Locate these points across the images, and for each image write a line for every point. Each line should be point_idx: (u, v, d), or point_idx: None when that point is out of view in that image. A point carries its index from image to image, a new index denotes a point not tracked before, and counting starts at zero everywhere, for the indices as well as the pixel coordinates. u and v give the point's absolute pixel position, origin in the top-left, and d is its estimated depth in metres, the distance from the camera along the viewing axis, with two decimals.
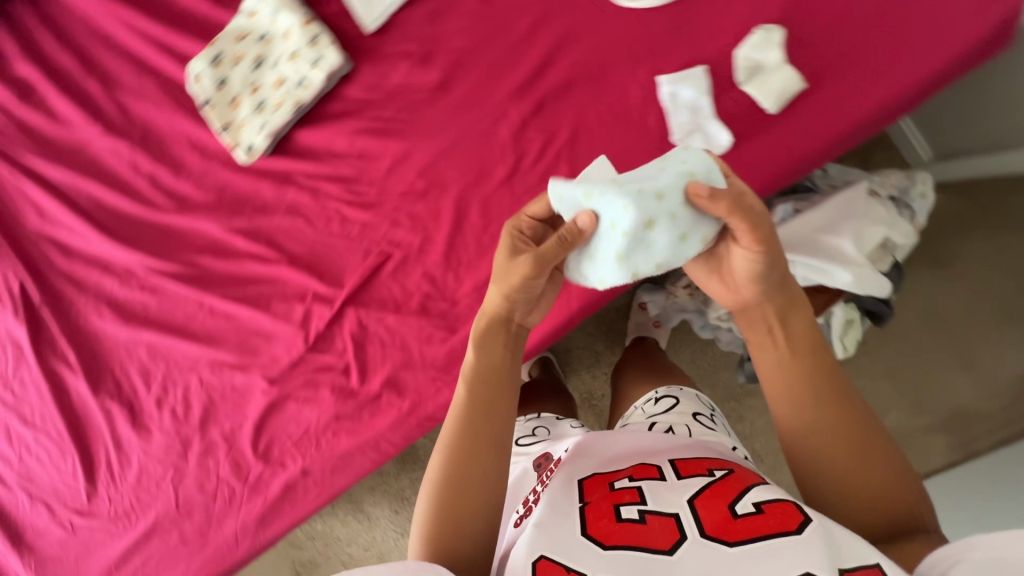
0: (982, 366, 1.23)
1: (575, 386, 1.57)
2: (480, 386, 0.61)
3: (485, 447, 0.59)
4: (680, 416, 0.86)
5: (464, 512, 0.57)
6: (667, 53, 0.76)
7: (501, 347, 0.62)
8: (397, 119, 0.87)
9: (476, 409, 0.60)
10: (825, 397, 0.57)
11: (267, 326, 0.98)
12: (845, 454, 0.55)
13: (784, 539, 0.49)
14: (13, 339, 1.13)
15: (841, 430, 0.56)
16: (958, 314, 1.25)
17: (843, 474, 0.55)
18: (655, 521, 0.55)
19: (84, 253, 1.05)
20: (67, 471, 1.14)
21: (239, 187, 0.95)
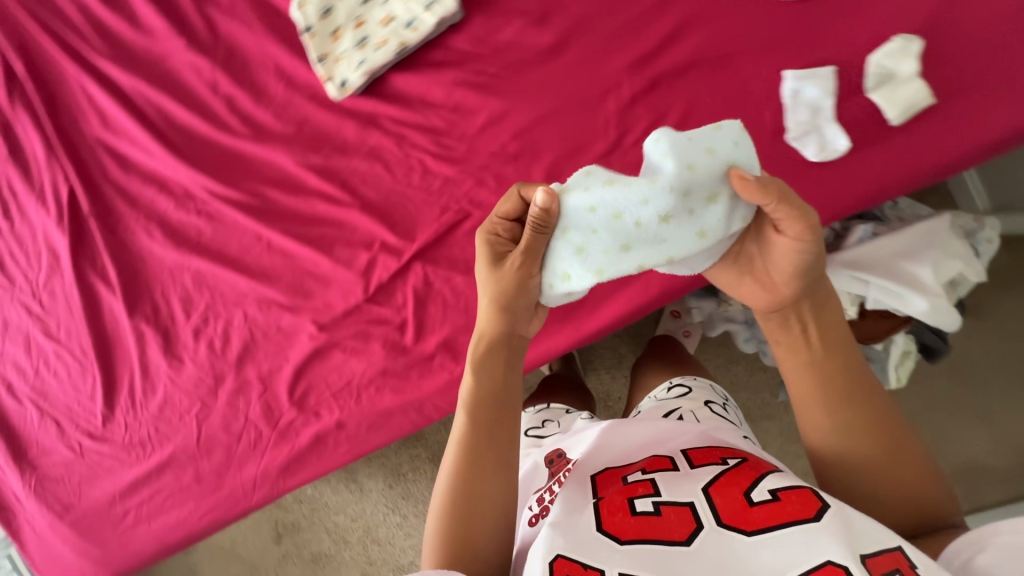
0: (999, 423, 1.21)
1: (593, 384, 1.55)
2: (481, 400, 0.62)
3: (487, 459, 0.60)
4: (690, 403, 0.84)
5: (469, 528, 0.58)
6: (794, 50, 0.75)
7: (500, 365, 0.62)
8: (502, 77, 0.85)
9: (477, 429, 0.61)
10: (861, 399, 0.56)
11: (326, 269, 0.95)
12: (880, 455, 0.55)
13: (802, 527, 0.49)
14: (51, 247, 1.09)
15: (876, 431, 0.55)
16: (983, 367, 1.24)
17: (879, 476, 0.55)
18: (670, 514, 0.54)
19: (144, 170, 1.02)
20: (83, 392, 1.10)
21: (322, 123, 0.93)
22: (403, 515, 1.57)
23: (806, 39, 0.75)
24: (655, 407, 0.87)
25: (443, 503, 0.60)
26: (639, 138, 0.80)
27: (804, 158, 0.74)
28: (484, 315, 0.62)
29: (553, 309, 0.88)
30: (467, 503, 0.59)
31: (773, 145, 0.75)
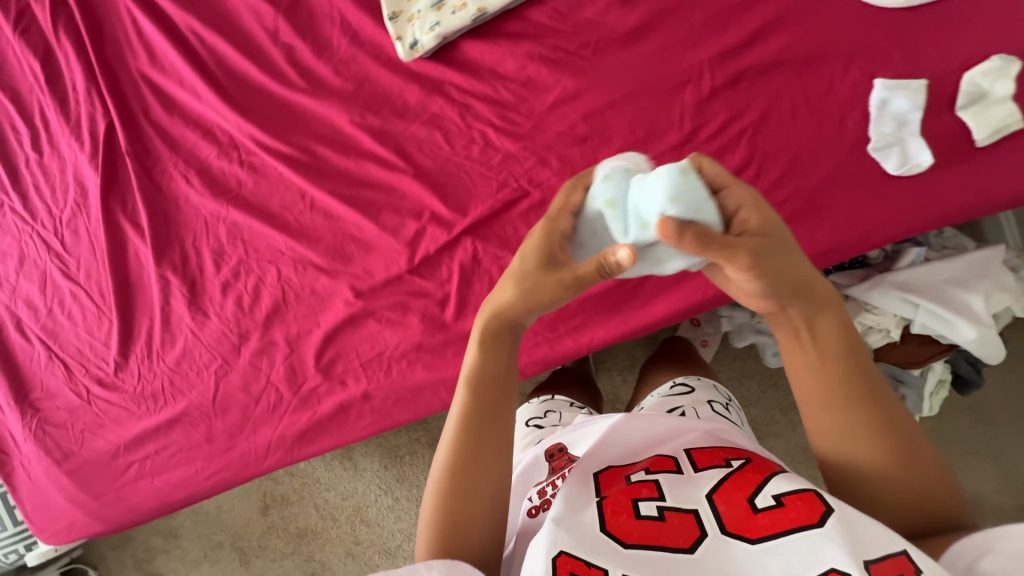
0: (1011, 463, 1.17)
1: (603, 384, 1.45)
2: (481, 386, 0.58)
3: (480, 455, 0.57)
4: (691, 401, 0.84)
5: (463, 518, 0.56)
6: (885, 60, 0.73)
7: (504, 352, 0.58)
8: (578, 55, 0.83)
9: (473, 413, 0.58)
10: (864, 404, 0.51)
11: (371, 235, 0.92)
12: (883, 463, 0.50)
13: (806, 534, 0.46)
14: (80, 184, 1.05)
15: (880, 436, 0.51)
16: (1001, 407, 1.19)
17: (884, 485, 0.51)
18: (675, 520, 0.51)
19: (186, 112, 1.00)
20: (97, 336, 1.04)
21: (383, 85, 0.91)
22: (395, 498, 1.47)
23: (899, 50, 0.73)
24: (658, 404, 0.87)
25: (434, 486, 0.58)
26: (714, 133, 0.78)
27: (883, 171, 0.73)
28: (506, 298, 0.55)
29: (603, 299, 0.85)
30: (459, 491, 0.56)
31: (851, 155, 0.74)
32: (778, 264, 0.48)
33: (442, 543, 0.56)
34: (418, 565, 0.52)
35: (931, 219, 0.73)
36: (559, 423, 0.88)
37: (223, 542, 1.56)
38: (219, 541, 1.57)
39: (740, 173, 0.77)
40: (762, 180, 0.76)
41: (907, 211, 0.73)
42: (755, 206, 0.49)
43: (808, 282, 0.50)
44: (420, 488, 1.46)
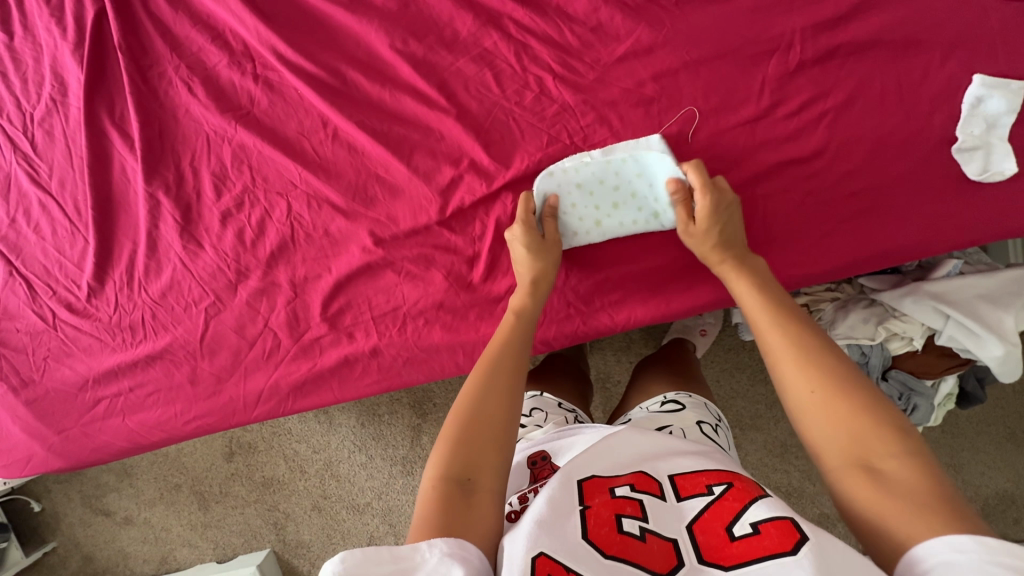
0: (971, 474, 1.22)
1: (594, 362, 1.36)
2: (517, 324, 0.72)
3: (505, 373, 0.65)
4: (680, 420, 0.79)
5: (487, 423, 0.60)
6: (984, 58, 0.70)
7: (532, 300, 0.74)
8: (658, 4, 0.75)
9: (511, 346, 0.69)
10: (791, 345, 0.58)
11: (399, 177, 0.83)
12: (820, 409, 0.53)
13: (778, 563, 0.45)
14: (58, 78, 0.91)
15: (811, 376, 0.55)
16: (972, 422, 1.23)
17: (821, 422, 0.53)
18: (655, 544, 0.50)
19: (194, 9, 0.87)
20: (68, 257, 0.92)
21: (432, 9, 0.80)
22: (370, 456, 1.41)
23: (1002, 50, 0.69)
24: (644, 419, 0.82)
25: (460, 403, 0.62)
26: (793, 112, 0.73)
27: (963, 174, 0.71)
28: (522, 261, 0.75)
29: (644, 278, 0.80)
30: (484, 403, 0.61)
31: (932, 153, 0.71)
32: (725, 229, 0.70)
33: (463, 453, 0.57)
34: (419, 544, 0.48)
35: (992, 232, 0.72)
36: (542, 423, 0.84)
37: (182, 485, 1.48)
38: (176, 483, 1.48)
39: (814, 158, 0.73)
40: (837, 169, 0.72)
41: (971, 221, 0.71)
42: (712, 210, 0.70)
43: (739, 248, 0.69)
44: (396, 448, 1.40)
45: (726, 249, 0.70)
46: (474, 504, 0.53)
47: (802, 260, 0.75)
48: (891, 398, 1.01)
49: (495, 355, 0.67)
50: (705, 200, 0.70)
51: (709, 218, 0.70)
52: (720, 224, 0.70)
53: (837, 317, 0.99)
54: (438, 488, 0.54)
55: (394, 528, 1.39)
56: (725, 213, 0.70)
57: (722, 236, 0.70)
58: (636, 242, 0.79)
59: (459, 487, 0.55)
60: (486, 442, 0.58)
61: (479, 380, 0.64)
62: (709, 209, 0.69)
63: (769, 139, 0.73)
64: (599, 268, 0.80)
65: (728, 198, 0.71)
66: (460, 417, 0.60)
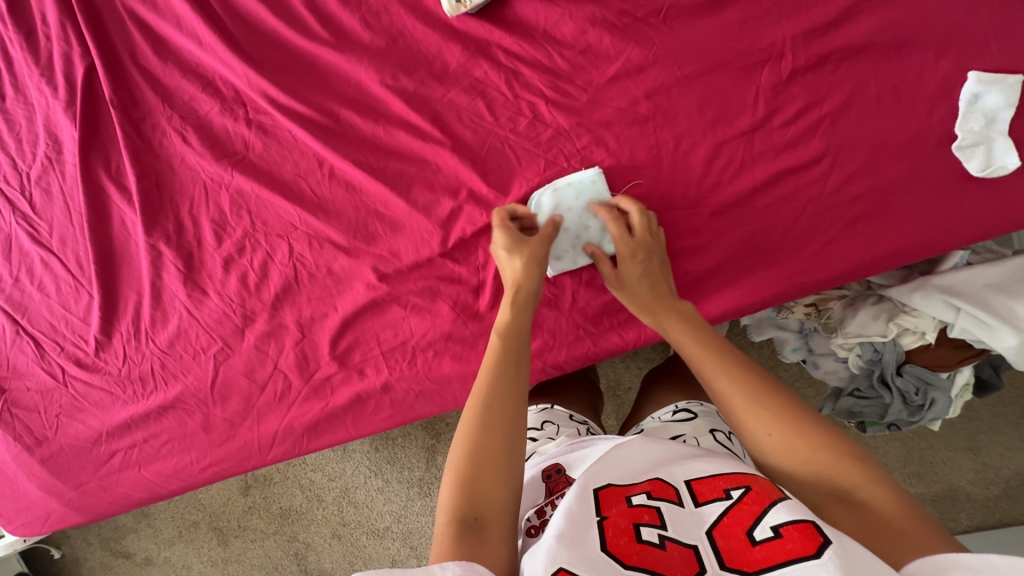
0: (992, 457, 1.21)
1: (603, 371, 1.35)
2: (505, 344, 0.68)
3: (504, 394, 0.63)
4: (692, 429, 0.78)
5: (484, 460, 0.58)
6: (979, 54, 0.69)
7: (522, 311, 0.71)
8: (648, 22, 0.74)
9: (501, 366, 0.66)
10: (745, 392, 0.58)
11: (398, 213, 0.83)
12: (779, 435, 0.55)
13: (803, 566, 0.44)
14: (52, 136, 0.90)
15: (774, 423, 0.56)
16: (991, 406, 1.21)
17: (783, 453, 0.55)
18: (675, 552, 0.49)
19: (180, 57, 0.86)
20: (74, 312, 0.92)
21: (420, 42, 0.79)
22: (386, 480, 1.40)
23: (997, 44, 0.69)
24: (656, 428, 0.81)
25: (461, 436, 0.60)
26: (788, 121, 0.73)
27: (966, 171, 0.70)
28: (515, 267, 0.73)
29: None
30: (480, 444, 0.59)
31: (933, 152, 0.71)
32: (650, 267, 0.71)
33: (466, 495, 0.56)
34: (432, 568, 0.47)
35: (1003, 226, 0.70)
36: (555, 437, 0.85)
37: (200, 522, 1.47)
38: (194, 521, 1.47)
39: (813, 165, 0.73)
40: (837, 175, 0.72)
41: (981, 216, 0.70)
42: (632, 253, 0.71)
43: (659, 293, 0.70)
44: (412, 470, 1.39)
45: (654, 294, 0.70)
46: (485, 544, 0.52)
47: (809, 266, 0.74)
48: (909, 393, 0.99)
49: (487, 387, 0.64)
50: (628, 243, 0.72)
51: (631, 260, 0.72)
52: (639, 267, 0.71)
53: (846, 314, 0.99)
54: (448, 527, 0.53)
55: (416, 551, 1.38)
56: (644, 257, 0.71)
57: (644, 280, 0.71)
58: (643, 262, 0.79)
59: (468, 527, 0.53)
60: (485, 477, 0.57)
61: (473, 406, 0.62)
62: (629, 254, 0.71)
63: (766, 149, 0.74)
64: (605, 289, 0.80)
65: (652, 243, 0.72)
66: (458, 459, 0.59)
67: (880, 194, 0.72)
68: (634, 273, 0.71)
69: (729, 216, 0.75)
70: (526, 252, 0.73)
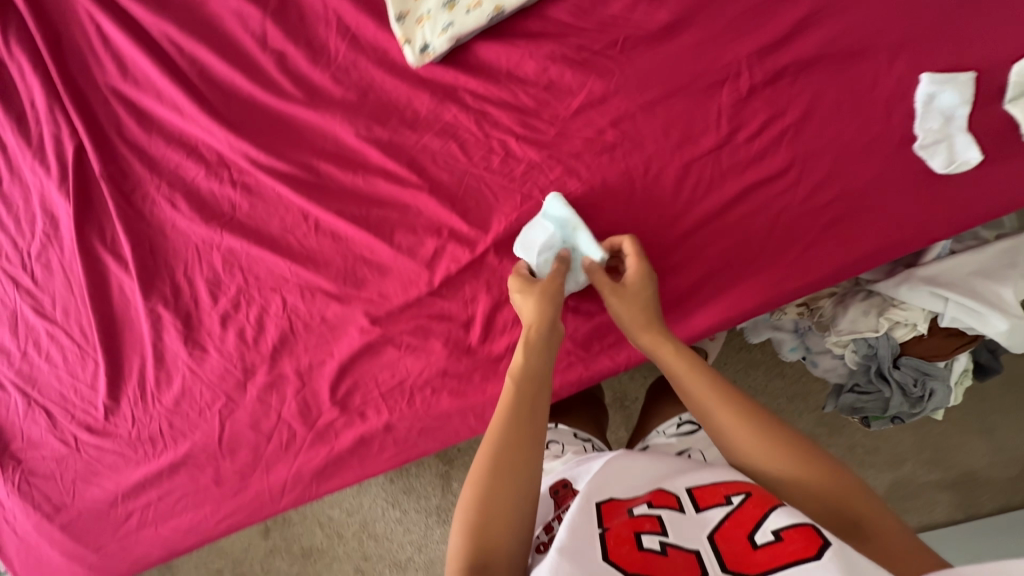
0: (1006, 437, 1.20)
1: (608, 384, 1.36)
2: (521, 385, 0.66)
3: (518, 442, 0.62)
4: (697, 443, 0.80)
5: (497, 511, 0.58)
6: (930, 55, 0.71)
7: (534, 348, 0.68)
8: (606, 54, 0.77)
9: (516, 412, 0.64)
10: (755, 428, 0.59)
11: (383, 257, 0.85)
12: (788, 470, 0.57)
13: (804, 568, 0.45)
14: (48, 213, 0.94)
15: (785, 460, 0.57)
16: (1001, 385, 1.21)
17: (793, 488, 0.56)
18: (677, 557, 0.50)
19: (162, 127, 0.89)
20: (82, 380, 0.95)
21: (389, 93, 0.82)
22: (404, 510, 1.41)
23: (946, 44, 0.70)
24: (661, 445, 0.83)
25: (473, 484, 0.60)
26: (751, 136, 0.75)
27: (930, 169, 0.71)
28: (527, 306, 0.72)
29: None
30: (495, 496, 0.59)
31: (895, 154, 0.72)
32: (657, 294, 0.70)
33: (475, 546, 0.57)
34: None
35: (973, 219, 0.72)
36: (560, 455, 0.87)
37: (223, 569, 1.48)
38: (217, 569, 1.49)
39: (780, 177, 0.74)
40: (804, 184, 0.74)
41: (950, 211, 0.71)
42: (641, 275, 0.71)
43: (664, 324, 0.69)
44: (429, 498, 1.40)
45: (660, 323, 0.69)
46: None
47: (786, 275, 0.75)
48: (907, 385, 0.99)
49: (501, 435, 0.62)
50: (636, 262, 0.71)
51: (639, 281, 0.71)
52: (645, 295, 0.70)
53: (838, 312, 0.99)
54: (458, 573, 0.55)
55: None
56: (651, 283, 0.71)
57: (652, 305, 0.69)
58: None
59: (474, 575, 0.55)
60: (496, 528, 0.57)
61: (487, 453, 0.62)
62: (636, 269, 0.71)
63: (733, 165, 0.75)
64: (591, 313, 0.81)
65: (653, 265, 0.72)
66: (470, 507, 0.59)
67: (848, 199, 0.73)
68: (643, 295, 0.70)
69: (704, 233, 0.77)
70: (536, 292, 0.72)
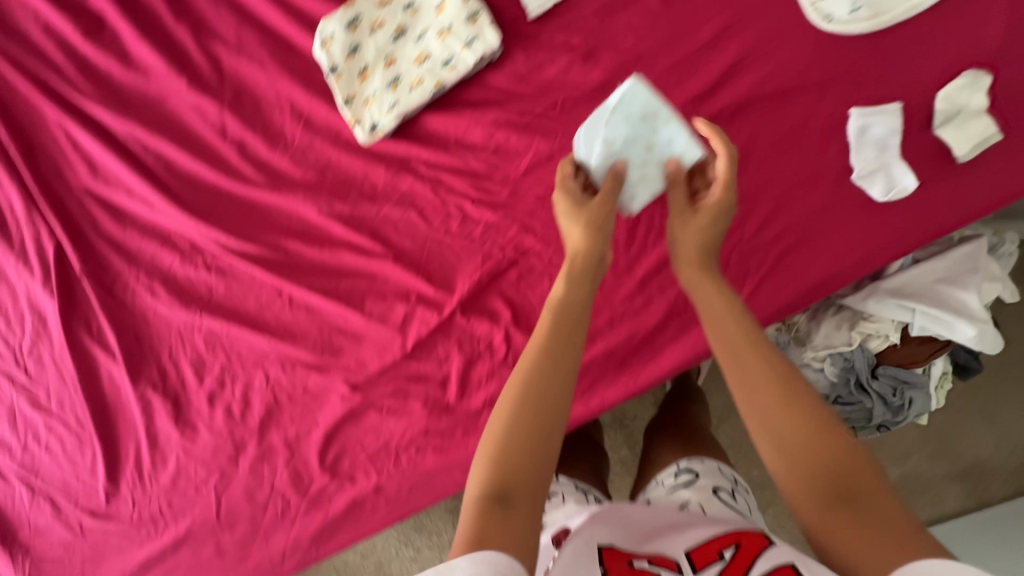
0: (1007, 422, 1.17)
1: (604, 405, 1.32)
2: (557, 321, 0.56)
3: (546, 380, 0.52)
4: (695, 492, 0.71)
5: (509, 458, 0.49)
6: (857, 90, 0.73)
7: (576, 277, 0.59)
8: (548, 115, 0.80)
9: (544, 350, 0.54)
10: (767, 374, 0.50)
11: (356, 325, 0.87)
12: (791, 427, 0.48)
13: None
14: (36, 311, 0.98)
15: (789, 415, 0.48)
16: (995, 372, 1.18)
17: (791, 450, 0.47)
18: None
19: (136, 220, 0.93)
20: (82, 466, 0.98)
21: (347, 170, 0.86)
22: (417, 548, 1.42)
23: (870, 79, 0.73)
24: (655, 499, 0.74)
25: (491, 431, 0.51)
26: None
27: (870, 198, 0.73)
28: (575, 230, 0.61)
29: (608, 360, 0.82)
30: (511, 438, 0.50)
31: (836, 186, 0.74)
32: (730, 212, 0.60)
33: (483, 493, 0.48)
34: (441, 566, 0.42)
35: (918, 242, 0.73)
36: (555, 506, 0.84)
37: None
38: None
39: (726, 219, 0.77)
40: (751, 223, 0.76)
41: (896, 237, 0.73)
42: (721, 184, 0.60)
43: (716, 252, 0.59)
44: (441, 534, 1.42)
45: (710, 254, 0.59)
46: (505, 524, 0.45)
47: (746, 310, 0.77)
48: (887, 395, 0.99)
49: (524, 369, 0.53)
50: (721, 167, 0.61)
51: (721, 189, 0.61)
52: (708, 216, 0.59)
53: (811, 327, 1.01)
54: (468, 516, 0.46)
55: None
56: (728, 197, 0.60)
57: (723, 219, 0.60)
58: (592, 329, 0.82)
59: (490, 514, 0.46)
60: (500, 473, 0.48)
61: (509, 400, 0.52)
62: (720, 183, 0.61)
63: None
64: None
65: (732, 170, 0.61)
66: (488, 450, 0.50)
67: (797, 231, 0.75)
68: (719, 208, 0.60)
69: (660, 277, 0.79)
70: (585, 214, 0.62)
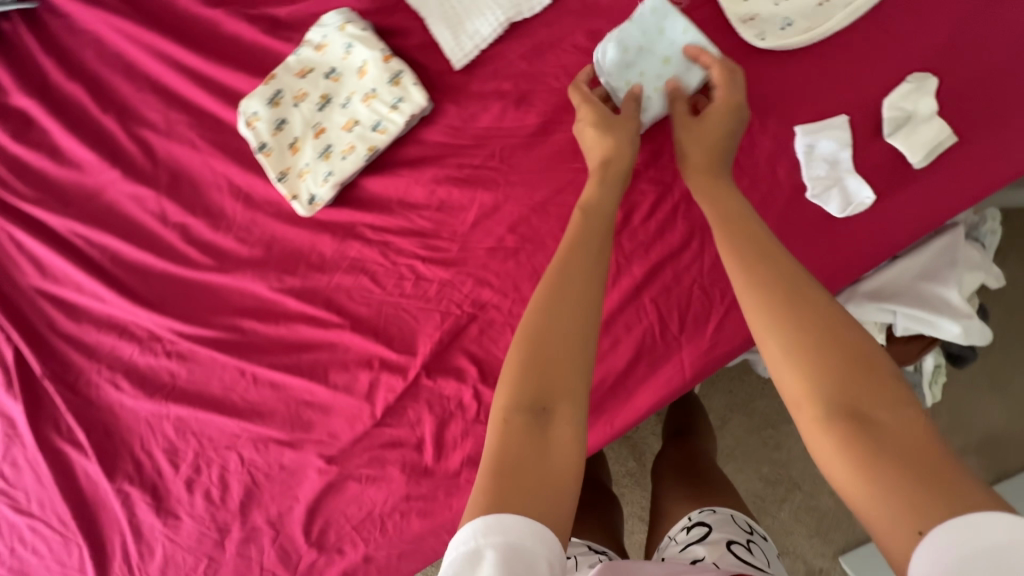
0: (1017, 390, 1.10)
1: None
2: (587, 224, 0.59)
3: (584, 283, 0.53)
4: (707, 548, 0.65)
5: (550, 353, 0.50)
6: (797, 105, 0.71)
7: (604, 188, 0.63)
8: (488, 166, 0.78)
9: (574, 257, 0.55)
10: (788, 285, 0.49)
11: (323, 397, 0.85)
12: (814, 335, 0.47)
13: None
14: (6, 415, 0.96)
15: (813, 329, 0.47)
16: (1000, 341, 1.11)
17: (810, 357, 0.46)
18: None
19: (93, 314, 0.91)
20: (71, 564, 0.94)
21: (294, 242, 0.84)
22: None
23: (808, 93, 0.71)
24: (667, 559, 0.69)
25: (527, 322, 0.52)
26: (647, 216, 0.76)
27: (828, 215, 0.70)
28: (604, 141, 0.66)
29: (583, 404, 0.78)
30: (548, 336, 0.50)
31: (793, 204, 0.71)
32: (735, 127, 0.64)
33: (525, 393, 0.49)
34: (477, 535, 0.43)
35: (883, 252, 0.70)
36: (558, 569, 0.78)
37: None
38: None
39: (681, 252, 0.75)
40: (708, 253, 0.74)
41: (861, 248, 0.70)
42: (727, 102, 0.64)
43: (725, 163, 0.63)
44: None
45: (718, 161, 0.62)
46: (549, 433, 0.48)
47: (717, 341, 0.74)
48: None
49: (561, 273, 0.54)
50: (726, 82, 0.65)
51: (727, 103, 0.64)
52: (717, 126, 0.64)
53: None
54: (498, 427, 0.48)
55: None
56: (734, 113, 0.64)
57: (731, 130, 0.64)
58: None
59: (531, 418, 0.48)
60: (540, 373, 0.49)
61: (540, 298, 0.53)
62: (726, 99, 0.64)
63: (637, 246, 0.76)
64: None
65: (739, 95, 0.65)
66: (521, 349, 0.51)
67: None
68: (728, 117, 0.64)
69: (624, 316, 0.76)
70: (608, 125, 0.67)
